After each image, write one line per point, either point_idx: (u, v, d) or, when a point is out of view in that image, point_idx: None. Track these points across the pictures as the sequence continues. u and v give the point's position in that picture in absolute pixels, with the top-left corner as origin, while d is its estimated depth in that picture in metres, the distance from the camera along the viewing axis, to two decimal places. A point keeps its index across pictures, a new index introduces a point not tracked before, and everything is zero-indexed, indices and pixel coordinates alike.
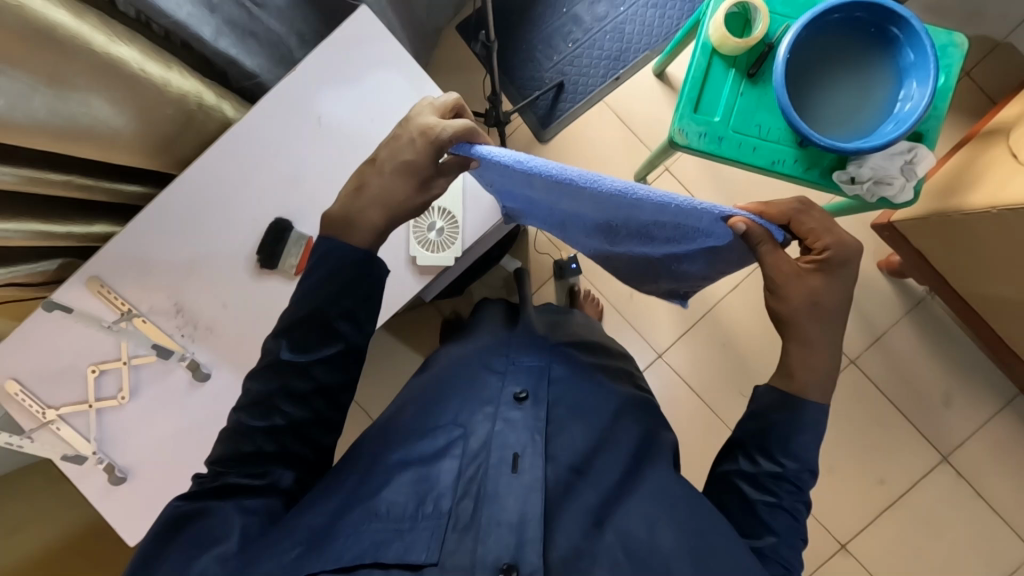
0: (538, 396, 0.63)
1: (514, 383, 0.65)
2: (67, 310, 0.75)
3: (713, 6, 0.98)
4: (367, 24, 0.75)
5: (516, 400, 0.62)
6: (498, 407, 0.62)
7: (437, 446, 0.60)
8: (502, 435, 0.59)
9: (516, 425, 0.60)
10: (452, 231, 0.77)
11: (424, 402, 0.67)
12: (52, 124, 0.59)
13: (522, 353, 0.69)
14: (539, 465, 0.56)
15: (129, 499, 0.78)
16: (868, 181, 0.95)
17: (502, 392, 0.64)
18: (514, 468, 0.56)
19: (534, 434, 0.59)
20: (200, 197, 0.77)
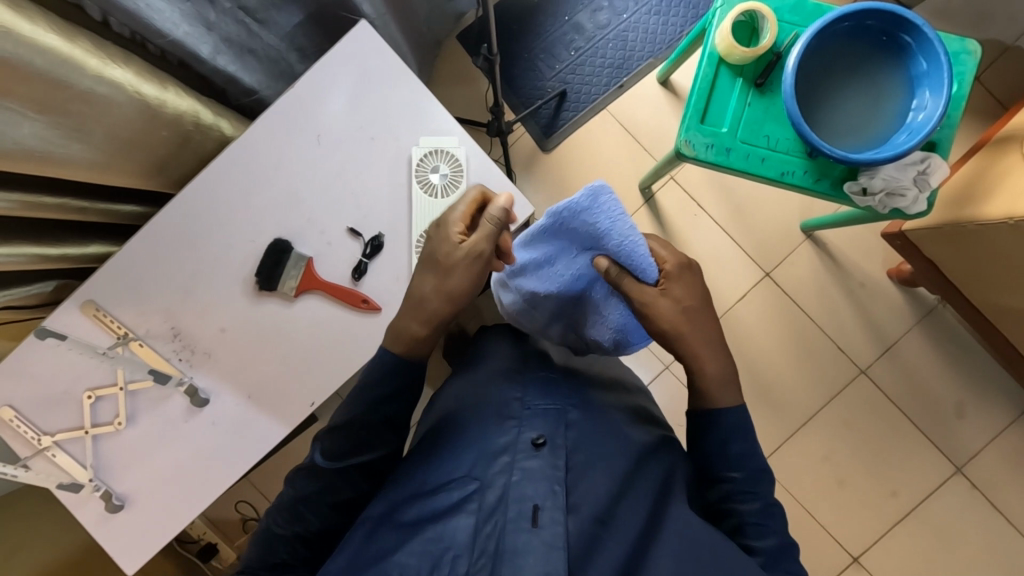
0: (556, 442, 0.60)
1: (531, 427, 0.62)
2: (62, 336, 0.74)
3: (719, 15, 0.96)
4: (366, 39, 0.73)
5: (534, 447, 0.59)
6: (515, 454, 0.59)
7: (452, 500, 0.58)
8: (519, 486, 0.56)
9: (536, 475, 0.57)
10: None
11: (437, 448, 0.65)
12: (44, 148, 0.58)
13: (537, 397, 0.66)
14: (561, 519, 0.53)
15: (124, 527, 0.76)
16: (880, 192, 0.93)
17: (518, 439, 0.61)
18: (533, 522, 0.53)
19: (553, 484, 0.56)
20: (197, 213, 0.75)
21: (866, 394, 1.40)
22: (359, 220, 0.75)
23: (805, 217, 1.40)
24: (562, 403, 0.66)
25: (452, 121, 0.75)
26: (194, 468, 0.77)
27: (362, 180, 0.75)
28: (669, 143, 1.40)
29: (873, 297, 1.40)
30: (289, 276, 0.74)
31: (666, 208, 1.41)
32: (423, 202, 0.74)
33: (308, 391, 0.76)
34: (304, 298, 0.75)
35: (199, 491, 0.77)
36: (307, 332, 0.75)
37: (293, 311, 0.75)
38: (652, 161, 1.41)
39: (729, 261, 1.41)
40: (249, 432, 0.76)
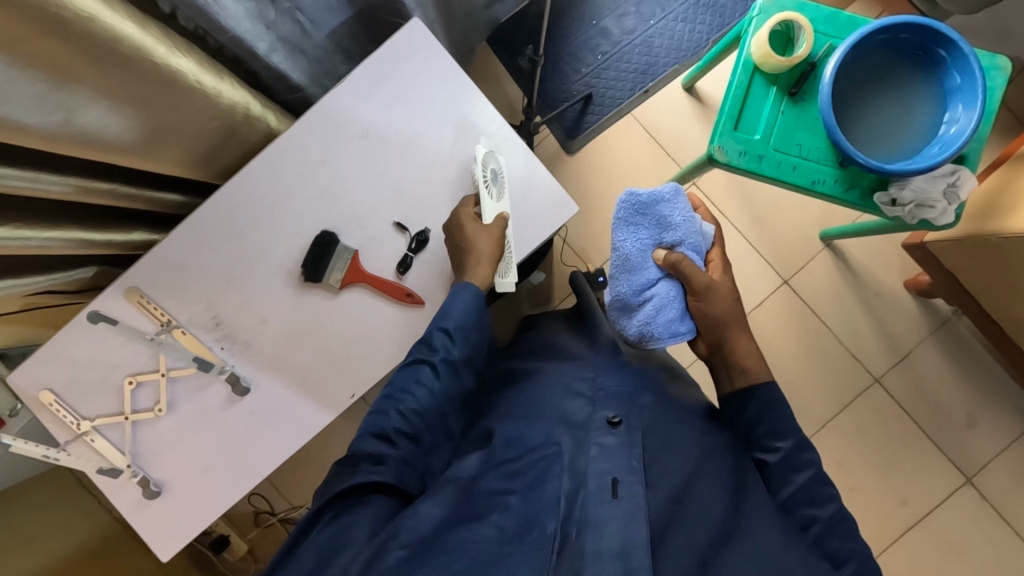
0: (630, 422, 0.64)
1: (607, 408, 0.66)
2: (112, 322, 0.75)
3: (755, 23, 0.97)
4: (417, 36, 0.74)
5: (612, 424, 0.63)
6: (595, 430, 0.63)
7: (535, 468, 0.61)
8: (601, 459, 0.59)
9: (619, 449, 0.60)
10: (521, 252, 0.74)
11: (512, 420, 0.69)
12: (102, 134, 0.58)
13: (608, 379, 0.72)
14: (640, 491, 0.57)
15: (163, 513, 0.77)
16: (909, 203, 0.94)
17: (594, 417, 0.65)
18: (614, 492, 0.56)
19: (632, 459, 0.59)
20: (247, 202, 0.75)
21: (880, 402, 1.41)
22: (405, 214, 0.75)
23: (824, 226, 1.42)
24: (635, 387, 0.72)
25: (500, 119, 0.76)
26: (233, 456, 0.77)
27: (409, 175, 0.75)
28: (690, 150, 1.42)
29: (889, 307, 1.41)
30: (334, 269, 0.74)
31: None
32: (478, 204, 0.75)
33: (349, 383, 0.76)
34: (348, 291, 0.75)
35: (238, 479, 0.77)
36: (351, 324, 0.76)
37: (337, 303, 0.75)
38: (675, 167, 1.42)
39: (748, 268, 1.43)
40: (289, 422, 0.77)
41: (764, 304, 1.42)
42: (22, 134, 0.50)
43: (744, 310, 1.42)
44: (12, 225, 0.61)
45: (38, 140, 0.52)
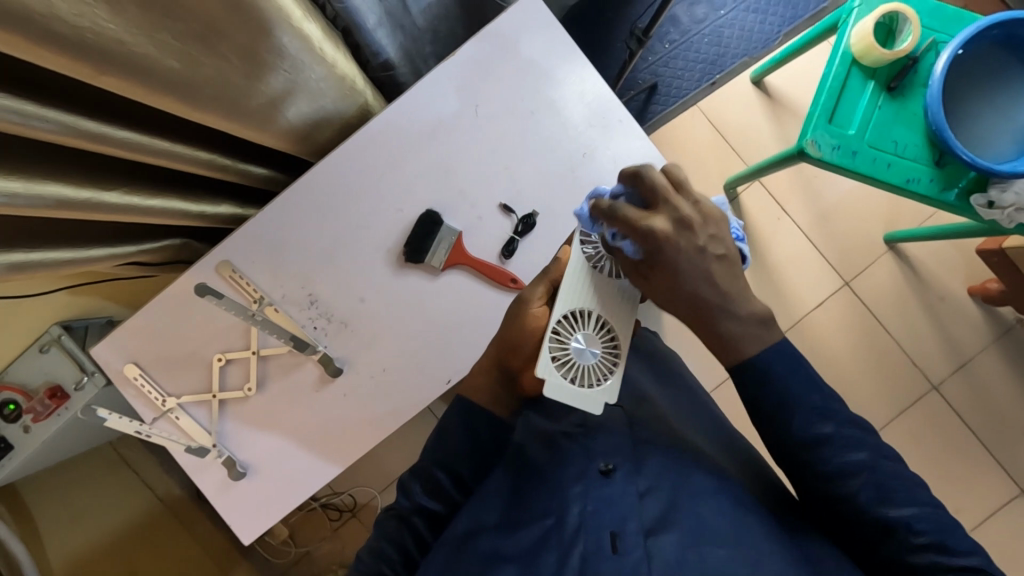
0: (627, 467, 0.59)
1: (600, 454, 0.60)
2: (218, 296, 0.66)
3: (857, 13, 0.94)
4: (534, 10, 0.71)
5: (604, 474, 0.58)
6: (586, 480, 0.58)
7: (533, 536, 0.56)
8: (597, 515, 0.55)
9: (613, 504, 0.55)
10: (611, 354, 0.61)
11: (518, 474, 0.63)
12: (226, 101, 0.57)
13: (600, 427, 0.64)
14: (641, 542, 0.52)
15: (246, 495, 0.75)
16: (1009, 207, 0.90)
17: (587, 467, 0.59)
18: (614, 549, 0.52)
19: (630, 509, 0.55)
20: (344, 178, 0.72)
21: (936, 410, 1.38)
22: (511, 196, 0.73)
23: (889, 228, 1.39)
24: (625, 424, 0.64)
25: (614, 100, 0.73)
26: (325, 438, 0.75)
27: (516, 155, 0.72)
28: (756, 146, 1.39)
29: (950, 313, 1.39)
30: (437, 250, 0.72)
31: (750, 211, 1.40)
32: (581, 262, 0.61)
33: (445, 368, 0.74)
34: (449, 274, 0.73)
35: (326, 465, 0.75)
36: (449, 307, 0.73)
37: (437, 285, 0.73)
38: (739, 162, 1.39)
39: (807, 268, 1.40)
40: (383, 405, 0.75)
41: (824, 305, 1.40)
42: (161, 92, 0.49)
43: (802, 311, 1.40)
44: (118, 191, 0.60)
45: (173, 102, 0.51)
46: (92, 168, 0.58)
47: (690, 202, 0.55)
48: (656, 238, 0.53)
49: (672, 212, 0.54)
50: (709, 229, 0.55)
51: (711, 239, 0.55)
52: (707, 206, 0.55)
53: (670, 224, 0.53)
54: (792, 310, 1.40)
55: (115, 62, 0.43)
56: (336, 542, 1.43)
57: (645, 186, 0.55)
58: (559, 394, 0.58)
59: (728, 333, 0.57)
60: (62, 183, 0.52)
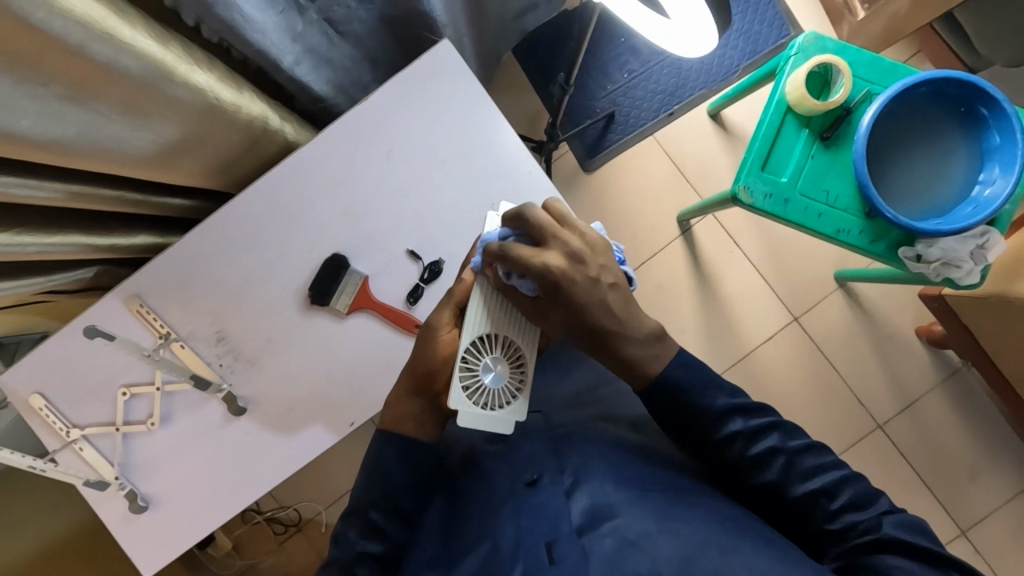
0: (552, 474, 0.58)
1: (525, 470, 0.60)
2: (110, 336, 0.73)
3: (793, 62, 0.94)
4: (447, 58, 0.71)
5: (529, 484, 0.57)
6: (512, 497, 0.57)
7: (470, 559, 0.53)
8: (529, 529, 0.53)
9: (542, 512, 0.54)
10: (515, 379, 0.64)
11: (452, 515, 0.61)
12: (114, 147, 0.57)
13: (524, 446, 0.64)
14: (575, 541, 0.51)
15: (148, 527, 0.75)
16: (935, 261, 0.91)
17: (513, 481, 0.59)
18: (549, 558, 0.49)
19: (559, 511, 0.54)
20: (255, 218, 0.73)
21: (881, 448, 1.38)
22: (420, 243, 0.73)
23: (840, 266, 1.39)
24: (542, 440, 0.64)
25: (526, 151, 0.73)
26: (229, 476, 0.75)
27: (426, 202, 0.73)
28: (712, 178, 1.39)
29: (898, 352, 1.39)
30: (343, 294, 0.72)
31: (703, 244, 1.40)
32: (486, 291, 0.64)
33: (349, 409, 0.75)
34: (355, 317, 0.74)
35: (229, 499, 0.76)
36: (356, 349, 0.74)
37: (343, 328, 0.74)
38: (694, 193, 1.40)
39: (758, 301, 1.40)
40: (288, 445, 0.75)
41: (772, 339, 1.40)
42: (29, 149, 0.48)
43: (751, 345, 1.40)
44: (10, 232, 0.59)
45: (47, 155, 0.51)
46: None
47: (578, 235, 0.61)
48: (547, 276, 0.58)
49: (563, 247, 0.59)
50: (599, 260, 0.60)
51: (602, 269, 0.61)
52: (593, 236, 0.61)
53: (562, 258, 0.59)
54: (741, 343, 1.40)
55: None
56: (281, 556, 1.43)
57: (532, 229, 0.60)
58: (472, 421, 0.61)
59: (627, 323, 0.61)
60: None
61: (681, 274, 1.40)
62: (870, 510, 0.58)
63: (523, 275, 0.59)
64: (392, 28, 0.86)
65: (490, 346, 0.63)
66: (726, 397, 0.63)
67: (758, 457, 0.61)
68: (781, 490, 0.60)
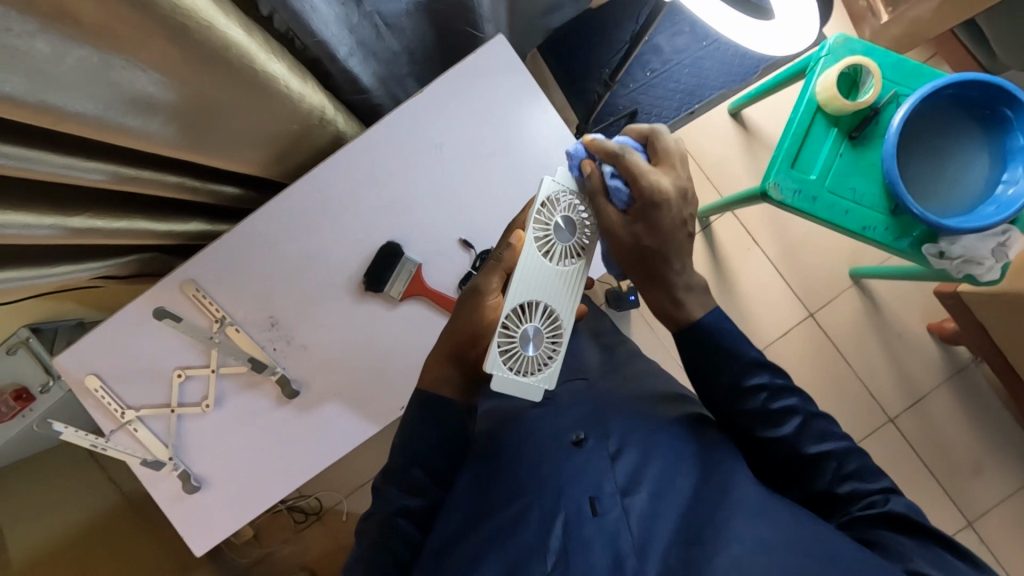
0: (596, 437, 0.63)
1: (570, 430, 0.65)
2: (176, 318, 0.75)
3: (824, 63, 0.97)
4: (501, 53, 0.73)
5: (574, 444, 0.62)
6: (558, 455, 0.61)
7: (512, 515, 0.56)
8: (571, 483, 0.57)
9: (584, 471, 0.58)
10: (551, 343, 0.60)
11: (488, 467, 0.65)
12: (186, 132, 0.59)
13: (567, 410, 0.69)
14: (618, 501, 0.54)
15: (198, 507, 0.77)
16: (957, 258, 0.94)
17: (560, 437, 0.64)
18: (593, 512, 0.54)
19: (605, 471, 0.58)
20: (310, 206, 0.75)
21: (891, 442, 1.41)
22: (472, 232, 0.75)
23: (854, 264, 1.42)
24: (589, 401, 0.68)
25: (576, 145, 0.75)
26: (278, 458, 0.77)
27: (479, 193, 0.75)
28: (731, 176, 1.42)
29: (909, 348, 1.42)
30: (397, 281, 0.74)
31: (721, 240, 1.43)
32: (534, 255, 0.61)
33: (399, 394, 0.77)
34: (408, 303, 0.76)
35: (279, 480, 0.77)
36: (406, 334, 0.76)
37: (395, 314, 0.76)
38: (713, 190, 1.42)
39: (774, 297, 1.43)
40: (337, 427, 0.77)
41: (787, 335, 1.43)
42: (115, 130, 0.51)
43: (767, 340, 1.43)
44: (85, 215, 0.62)
45: (129, 137, 0.53)
46: (58, 196, 0.60)
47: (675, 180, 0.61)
48: (649, 195, 0.59)
49: (665, 176, 0.61)
50: (687, 210, 0.63)
51: (687, 218, 0.63)
52: (688, 173, 0.64)
53: (666, 184, 0.61)
54: (757, 338, 1.43)
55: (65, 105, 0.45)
56: (299, 544, 1.44)
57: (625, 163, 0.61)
58: (506, 386, 0.59)
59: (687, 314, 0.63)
60: (24, 212, 0.54)
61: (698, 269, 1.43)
62: (877, 488, 0.59)
63: (624, 180, 0.61)
64: (437, 22, 0.87)
65: (530, 313, 0.60)
66: (757, 350, 0.64)
67: (781, 415, 0.62)
68: (794, 448, 0.61)
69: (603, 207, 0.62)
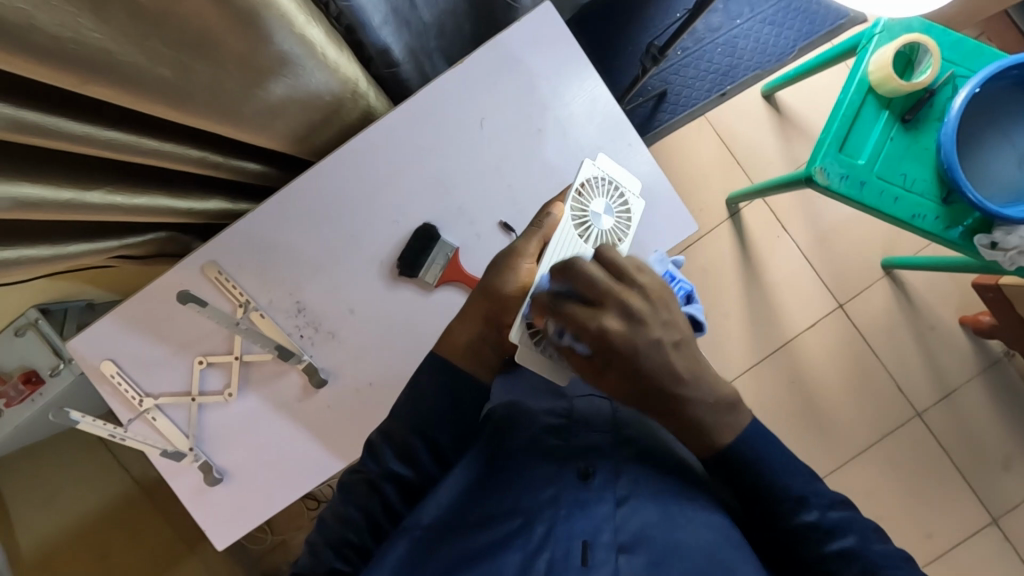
0: (607, 471, 0.54)
1: (577, 457, 0.56)
2: (201, 304, 0.69)
3: (876, 41, 0.92)
4: (548, 23, 0.68)
5: (581, 478, 0.53)
6: (561, 484, 0.53)
7: (501, 535, 0.50)
8: (568, 521, 0.50)
9: (583, 512, 0.50)
10: None
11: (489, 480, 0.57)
12: (221, 104, 0.55)
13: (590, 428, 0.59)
14: (610, 558, 0.47)
15: (219, 501, 0.73)
16: (1012, 250, 0.89)
17: (565, 467, 0.55)
18: (581, 562, 0.47)
19: (604, 519, 0.50)
20: (339, 184, 0.70)
21: (917, 436, 1.37)
22: (512, 214, 0.71)
23: (887, 254, 1.38)
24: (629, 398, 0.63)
25: (624, 123, 0.71)
26: (301, 453, 0.73)
27: (521, 173, 0.71)
28: (762, 161, 1.37)
29: (939, 341, 1.39)
30: (433, 265, 0.70)
31: (750, 227, 1.39)
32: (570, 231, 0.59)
33: None
34: (442, 289, 0.71)
35: (303, 475, 0.73)
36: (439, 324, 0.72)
37: (429, 301, 0.71)
38: (743, 176, 1.37)
39: (803, 287, 1.39)
40: (368, 419, 0.73)
41: (815, 326, 1.39)
42: (147, 97, 0.47)
43: (794, 331, 1.39)
44: (103, 189, 0.58)
45: (162, 106, 0.49)
46: (75, 167, 0.55)
47: (638, 293, 0.47)
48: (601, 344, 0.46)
49: (618, 307, 0.47)
50: (662, 317, 0.48)
51: (665, 327, 0.48)
52: (654, 289, 0.48)
53: (621, 321, 0.47)
54: (784, 329, 1.39)
55: (97, 67, 0.41)
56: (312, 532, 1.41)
57: (581, 284, 0.47)
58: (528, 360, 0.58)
59: None
60: (39, 184, 0.50)
61: (726, 258, 1.39)
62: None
63: (576, 336, 0.48)
64: None
65: None
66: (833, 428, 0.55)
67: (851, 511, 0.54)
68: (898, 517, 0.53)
69: (564, 349, 0.50)
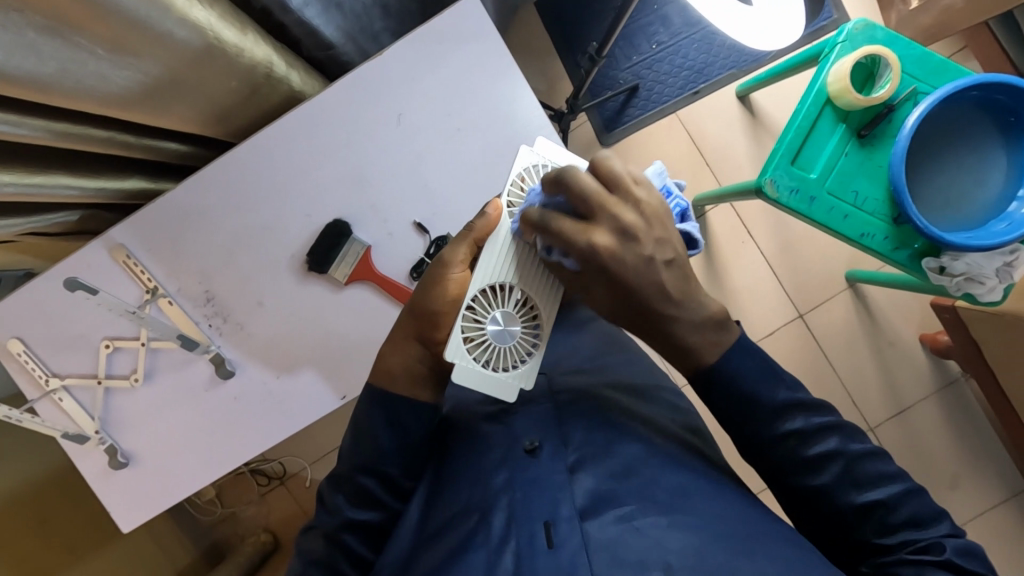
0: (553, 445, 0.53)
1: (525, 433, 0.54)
2: (91, 291, 0.68)
3: (839, 50, 0.88)
4: (471, 17, 0.65)
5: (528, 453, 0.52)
6: (507, 466, 0.52)
7: (454, 541, 0.49)
8: (526, 503, 0.48)
9: (539, 486, 0.49)
10: (527, 340, 0.57)
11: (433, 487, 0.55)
12: (102, 84, 0.52)
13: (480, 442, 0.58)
14: (575, 526, 0.46)
15: (124, 484, 0.73)
16: (958, 275, 0.88)
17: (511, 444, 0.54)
18: (548, 543, 0.45)
19: (562, 491, 0.48)
20: (251, 173, 0.68)
21: None
22: (428, 215, 0.69)
23: (852, 266, 1.35)
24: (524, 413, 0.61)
25: (548, 126, 0.68)
26: (207, 441, 0.73)
27: (440, 173, 0.69)
28: (732, 164, 1.33)
29: (898, 357, 1.37)
30: (343, 263, 0.69)
31: (715, 230, 1.36)
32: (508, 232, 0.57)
33: (339, 382, 0.72)
34: (354, 287, 0.70)
35: (209, 462, 0.73)
36: (349, 321, 0.71)
37: (339, 298, 0.70)
38: (711, 178, 1.33)
39: (765, 294, 1.37)
40: (275, 412, 0.73)
41: (773, 335, 1.37)
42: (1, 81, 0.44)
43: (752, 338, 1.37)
44: None
45: (25, 90, 0.46)
46: None
47: (631, 206, 0.50)
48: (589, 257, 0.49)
49: (611, 222, 0.49)
50: (654, 233, 0.50)
51: (657, 244, 0.50)
52: (648, 204, 0.51)
53: (611, 235, 0.49)
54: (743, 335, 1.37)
55: None
56: (261, 508, 1.34)
57: (574, 193, 0.50)
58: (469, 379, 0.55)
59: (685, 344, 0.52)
60: None
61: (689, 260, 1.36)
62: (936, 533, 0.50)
63: (565, 251, 0.51)
64: None
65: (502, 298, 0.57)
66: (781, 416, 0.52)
67: (817, 471, 0.50)
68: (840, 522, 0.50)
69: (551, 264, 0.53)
